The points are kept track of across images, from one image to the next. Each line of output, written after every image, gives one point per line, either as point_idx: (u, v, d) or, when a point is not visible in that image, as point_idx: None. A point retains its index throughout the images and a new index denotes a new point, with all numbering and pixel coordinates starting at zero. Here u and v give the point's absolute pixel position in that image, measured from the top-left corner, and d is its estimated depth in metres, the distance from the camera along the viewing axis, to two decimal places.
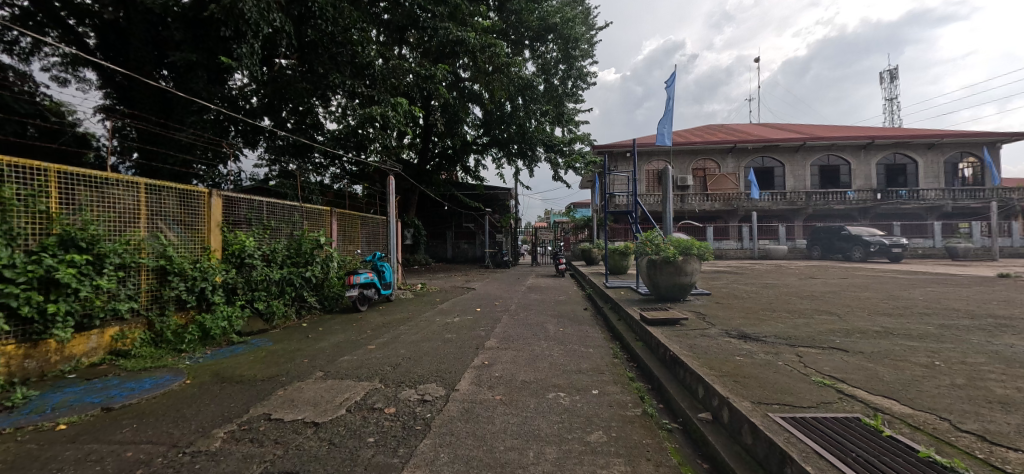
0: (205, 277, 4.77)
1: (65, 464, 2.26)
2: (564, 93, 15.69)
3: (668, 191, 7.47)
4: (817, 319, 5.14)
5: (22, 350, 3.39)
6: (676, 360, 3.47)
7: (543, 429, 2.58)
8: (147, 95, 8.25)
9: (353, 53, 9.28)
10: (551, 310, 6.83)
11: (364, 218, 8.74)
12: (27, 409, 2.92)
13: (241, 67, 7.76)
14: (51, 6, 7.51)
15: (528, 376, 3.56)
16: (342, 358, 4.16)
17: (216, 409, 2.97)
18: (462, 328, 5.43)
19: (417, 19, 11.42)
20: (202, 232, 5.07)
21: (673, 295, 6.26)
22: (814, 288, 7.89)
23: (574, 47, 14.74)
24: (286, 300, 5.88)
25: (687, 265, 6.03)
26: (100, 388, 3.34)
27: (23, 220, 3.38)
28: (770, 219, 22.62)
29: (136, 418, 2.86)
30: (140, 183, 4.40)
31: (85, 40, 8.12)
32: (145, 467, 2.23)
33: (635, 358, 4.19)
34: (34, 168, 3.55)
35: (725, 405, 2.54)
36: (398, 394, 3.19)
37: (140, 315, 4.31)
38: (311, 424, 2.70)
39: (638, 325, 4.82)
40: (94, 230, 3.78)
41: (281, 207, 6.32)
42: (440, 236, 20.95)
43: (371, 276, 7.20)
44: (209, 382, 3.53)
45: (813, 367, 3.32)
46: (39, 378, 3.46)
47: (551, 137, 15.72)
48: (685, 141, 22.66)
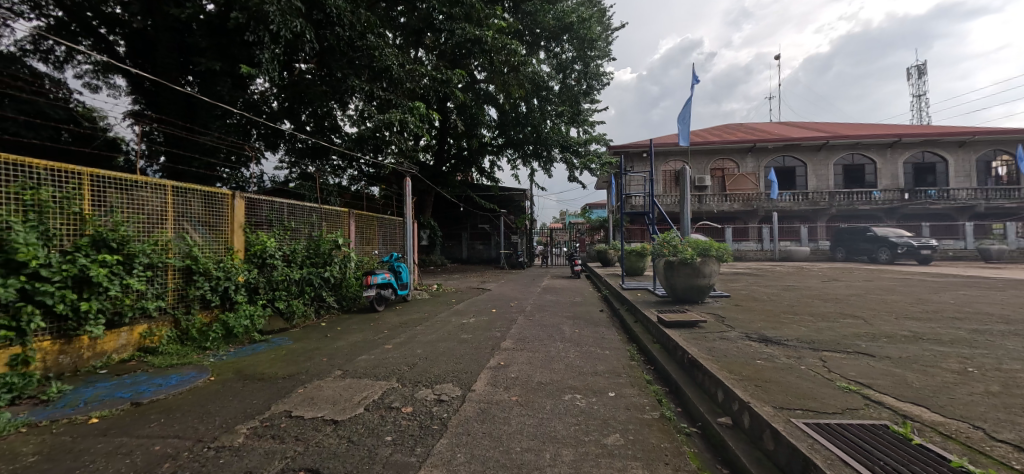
0: (228, 276, 4.91)
1: (97, 457, 2.35)
2: (579, 93, 15.60)
3: (686, 191, 7.36)
4: (841, 323, 4.99)
5: (57, 346, 3.53)
6: (695, 363, 3.42)
7: (559, 431, 2.57)
8: (174, 100, 8.52)
9: (371, 57, 9.38)
10: (567, 311, 6.81)
11: (381, 219, 8.84)
12: (61, 403, 3.04)
13: (263, 73, 7.93)
14: (83, 15, 7.91)
15: (543, 377, 3.55)
16: (360, 357, 4.22)
17: (239, 405, 3.04)
18: (478, 329, 5.44)
19: (433, 22, 11.42)
20: (225, 233, 5.21)
21: (691, 297, 6.16)
22: (839, 291, 7.67)
23: (590, 46, 14.67)
24: (305, 299, 5.99)
25: (706, 267, 5.93)
26: (129, 383, 3.46)
27: (58, 221, 3.53)
28: (791, 220, 22.11)
29: (163, 413, 2.95)
30: (168, 185, 4.55)
31: (116, 48, 8.56)
32: (173, 460, 2.30)
33: (652, 361, 4.14)
34: (68, 172, 3.70)
35: (746, 409, 2.49)
36: (415, 393, 3.22)
37: (167, 313, 4.45)
38: (330, 422, 2.75)
39: (655, 328, 4.76)
40: (124, 231, 3.92)
41: (301, 209, 6.46)
42: (456, 237, 21.07)
43: (387, 277, 7.29)
44: (233, 379, 3.62)
45: (838, 372, 3.23)
46: (72, 373, 3.61)
47: (566, 138, 15.66)
48: (703, 141, 22.30)
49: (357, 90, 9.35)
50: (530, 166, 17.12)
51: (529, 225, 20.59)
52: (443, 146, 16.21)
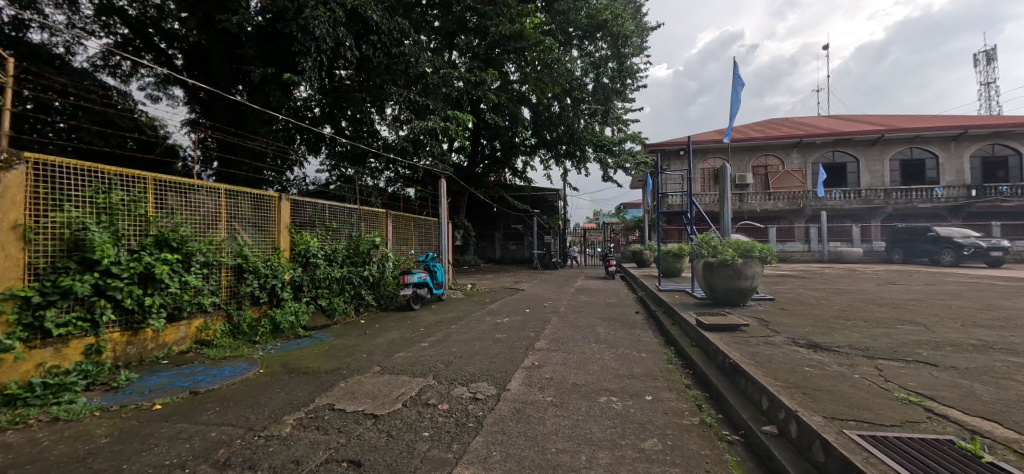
0: (275, 274, 5.18)
1: (161, 441, 2.53)
2: (613, 91, 15.36)
3: (726, 190, 7.08)
4: (900, 329, 4.65)
5: (125, 338, 3.83)
6: (737, 369, 3.28)
7: (595, 433, 2.53)
8: (225, 108, 9.07)
9: (408, 62, 9.63)
10: (601, 312, 6.71)
11: (417, 220, 9.03)
12: (129, 390, 3.31)
13: (306, 80, 8.30)
14: (145, 32, 8.56)
15: (579, 379, 3.52)
16: (397, 354, 4.33)
17: (285, 397, 3.19)
18: (512, 328, 5.47)
19: (466, 24, 11.87)
20: (273, 233, 5.50)
21: (732, 299, 5.92)
22: (898, 295, 7.14)
23: (624, 43, 14.42)
24: (345, 297, 6.22)
25: (748, 268, 5.69)
26: (188, 373, 3.71)
27: (127, 223, 3.82)
28: (841, 219, 20.84)
29: (218, 402, 3.14)
30: (221, 189, 4.83)
31: (174, 61, 9.25)
32: (227, 447, 2.44)
33: (690, 365, 4.02)
34: (135, 177, 3.99)
35: (794, 418, 2.36)
36: (451, 391, 3.27)
37: (221, 309, 4.74)
38: (370, 416, 2.84)
39: (694, 331, 4.62)
40: (183, 231, 4.20)
41: (341, 210, 6.72)
42: (489, 237, 21.24)
43: (423, 276, 7.46)
44: (280, 372, 3.81)
45: (896, 382, 3.01)
46: (138, 362, 3.90)
47: (600, 137, 15.43)
48: (744, 137, 21.36)
49: (395, 94, 9.60)
50: (563, 166, 16.97)
51: (562, 225, 20.46)
52: (477, 146, 16.37)
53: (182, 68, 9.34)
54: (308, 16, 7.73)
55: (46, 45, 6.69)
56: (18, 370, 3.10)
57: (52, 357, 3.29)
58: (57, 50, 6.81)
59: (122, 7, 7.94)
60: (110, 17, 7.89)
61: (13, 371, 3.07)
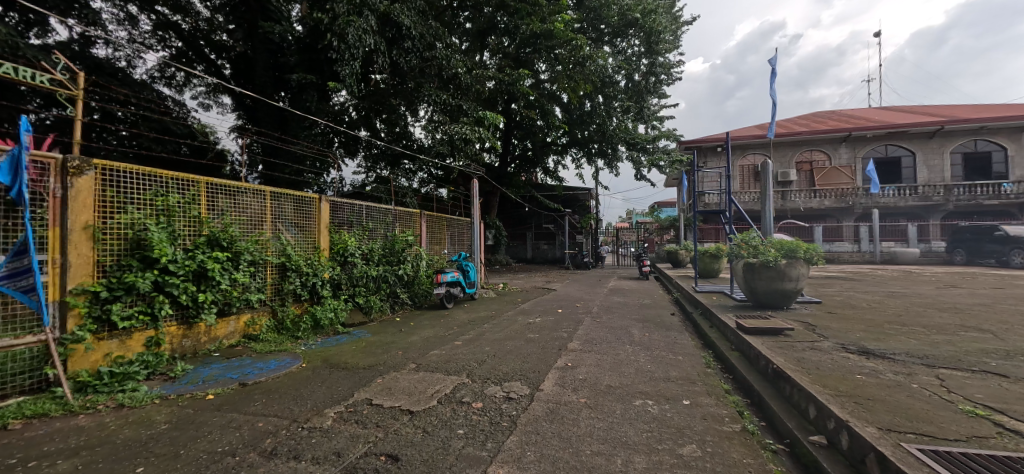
0: (315, 273, 5.39)
1: (214, 428, 2.69)
2: (647, 88, 15.02)
3: (768, 187, 6.77)
4: (963, 336, 4.30)
5: (181, 331, 4.09)
6: (781, 375, 3.13)
7: (630, 437, 2.49)
8: (270, 114, 9.56)
9: (440, 66, 9.80)
10: (635, 314, 6.57)
11: (450, 219, 9.13)
12: (185, 380, 3.53)
13: (345, 87, 8.61)
14: (197, 44, 9.23)
15: (613, 381, 3.46)
16: (432, 351, 4.42)
17: (326, 391, 3.32)
18: (544, 329, 5.45)
19: (497, 24, 11.82)
20: (314, 233, 5.71)
21: (775, 301, 5.65)
22: (962, 299, 6.59)
23: (657, 39, 14.11)
24: (381, 295, 6.42)
25: (792, 269, 5.42)
26: (237, 366, 3.92)
27: (182, 223, 4.07)
28: (895, 218, 19.51)
29: (264, 393, 3.31)
30: (266, 190, 5.06)
31: (223, 70, 9.80)
32: (273, 437, 2.55)
33: (730, 369, 3.88)
34: (189, 180, 4.23)
35: (845, 428, 2.23)
36: (484, 389, 3.29)
37: (266, 305, 4.98)
38: (406, 412, 2.90)
39: (734, 334, 4.45)
40: (232, 231, 4.43)
41: (378, 210, 6.92)
42: (521, 237, 21.26)
43: (456, 275, 7.54)
44: (321, 367, 3.96)
45: (961, 393, 2.78)
46: (193, 354, 4.17)
47: (633, 135, 15.13)
48: (787, 132, 20.34)
49: (428, 98, 9.77)
50: (595, 164, 16.75)
51: (595, 225, 20.21)
52: (508, 146, 16.41)
53: (230, 78, 9.91)
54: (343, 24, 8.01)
55: (111, 59, 7.28)
56: (89, 359, 3.37)
57: (117, 348, 3.56)
58: (120, 64, 7.40)
59: (176, 22, 8.68)
60: (167, 32, 8.59)
61: (84, 360, 3.34)
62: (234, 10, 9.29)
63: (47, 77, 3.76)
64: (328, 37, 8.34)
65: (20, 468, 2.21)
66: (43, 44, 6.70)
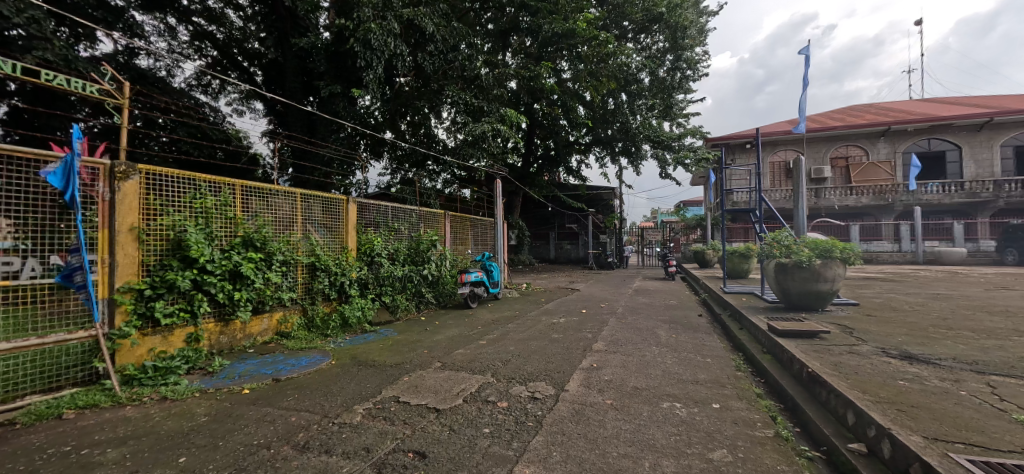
0: (343, 273, 5.54)
1: (251, 422, 2.79)
2: (673, 84, 14.72)
3: (802, 184, 6.52)
4: (1019, 342, 4.03)
5: (218, 327, 4.27)
6: (816, 379, 3.02)
7: (658, 440, 2.44)
8: (300, 118, 9.88)
9: (463, 67, 9.90)
10: (662, 314, 6.45)
11: (473, 220, 9.18)
12: (222, 375, 3.69)
13: (369, 92, 8.82)
14: (231, 52, 9.74)
15: (639, 383, 3.41)
16: (457, 350, 4.46)
17: (355, 388, 3.40)
18: (569, 329, 5.43)
19: (519, 24, 12.12)
20: (342, 233, 5.86)
21: (809, 303, 5.44)
22: (1018, 302, 6.17)
23: (683, 35, 13.81)
24: (406, 295, 6.54)
25: (827, 270, 5.20)
26: (270, 362, 4.06)
27: (219, 225, 4.25)
28: (940, 215, 18.46)
29: (296, 389, 3.41)
30: (296, 193, 5.22)
31: (255, 77, 10.26)
32: (305, 431, 2.63)
33: (762, 373, 3.76)
34: (225, 184, 4.41)
35: (887, 437, 2.13)
36: (509, 389, 3.30)
37: (297, 304, 5.13)
38: (433, 409, 2.94)
39: (766, 337, 4.31)
40: (265, 232, 4.59)
41: (403, 211, 7.05)
42: (544, 237, 21.19)
43: (480, 275, 7.60)
44: (349, 364, 4.06)
45: (1014, 402, 2.61)
46: (229, 350, 4.34)
47: (658, 132, 14.88)
48: (821, 127, 19.54)
49: (451, 99, 9.87)
50: (619, 163, 16.58)
51: (618, 224, 19.97)
52: (531, 146, 16.43)
53: (262, 84, 10.39)
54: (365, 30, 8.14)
55: (152, 69, 7.67)
56: (135, 354, 3.56)
57: (160, 343, 3.75)
58: (160, 73, 7.78)
59: (212, 32, 9.22)
60: (202, 41, 9.07)
61: (130, 354, 3.53)
62: (265, 18, 9.72)
63: (96, 88, 3.96)
64: (352, 43, 8.50)
65: (74, 455, 2.35)
66: (93, 57, 7.12)
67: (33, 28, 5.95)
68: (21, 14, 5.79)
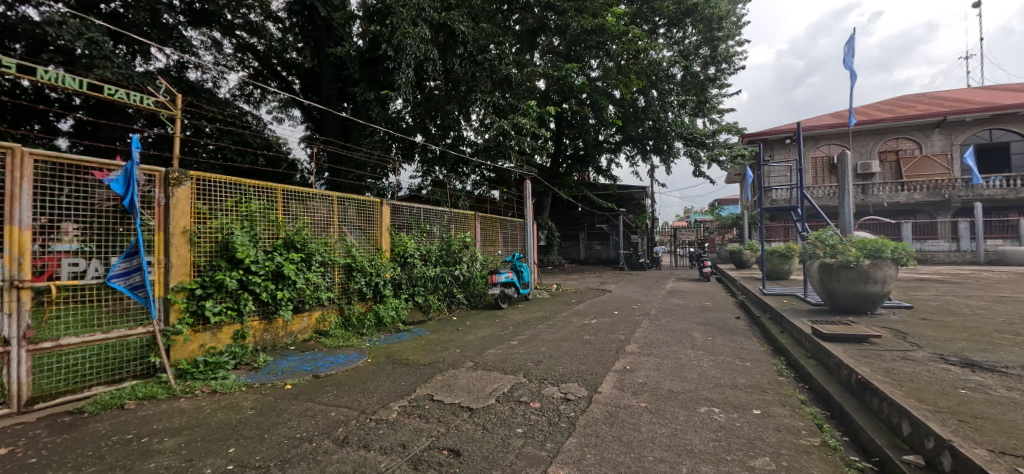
0: (378, 273, 5.71)
1: (294, 416, 2.92)
2: (706, 79, 14.39)
3: (847, 180, 6.20)
4: None
5: (262, 325, 4.47)
6: (866, 385, 2.86)
7: (695, 445, 2.38)
8: (335, 124, 10.26)
9: (491, 68, 9.96)
10: (696, 316, 6.27)
11: (503, 220, 9.21)
12: (267, 370, 3.87)
13: (401, 94, 9.01)
14: (270, 62, 10.24)
15: (675, 386, 3.33)
16: (489, 350, 4.50)
17: (391, 385, 3.50)
18: (601, 330, 5.37)
19: (548, 23, 12.06)
20: (376, 235, 6.02)
21: (857, 306, 5.16)
22: None
23: (718, 27, 13.40)
24: (437, 295, 6.67)
25: (878, 271, 4.92)
26: (310, 359, 4.22)
27: (263, 227, 4.45)
28: (1003, 212, 17.07)
29: (334, 385, 3.54)
30: (333, 196, 5.40)
31: (292, 85, 10.75)
32: (344, 426, 2.72)
33: (806, 378, 3.60)
34: (267, 189, 4.61)
35: (947, 448, 1.99)
36: (541, 390, 3.30)
37: (335, 303, 5.32)
38: (466, 408, 2.98)
39: (810, 341, 4.11)
40: (305, 233, 4.77)
41: (435, 212, 7.17)
42: (573, 237, 21.03)
43: (511, 276, 7.63)
44: (385, 362, 4.18)
45: None
46: (272, 347, 4.55)
47: (690, 129, 14.48)
48: (867, 119, 18.44)
49: (481, 100, 9.97)
50: (650, 161, 16.27)
51: (650, 224, 19.58)
52: (560, 146, 16.37)
53: (300, 92, 10.84)
54: (399, 35, 8.36)
55: (200, 81, 8.15)
56: (187, 349, 3.79)
57: (210, 339, 3.98)
58: (207, 85, 8.26)
59: (253, 44, 9.72)
60: (245, 53, 9.60)
61: (183, 349, 3.76)
62: (302, 29, 10.02)
63: (152, 100, 4.27)
64: (385, 49, 8.77)
65: (135, 443, 2.53)
66: (147, 71, 7.64)
67: (93, 49, 6.55)
68: (81, 37, 6.38)
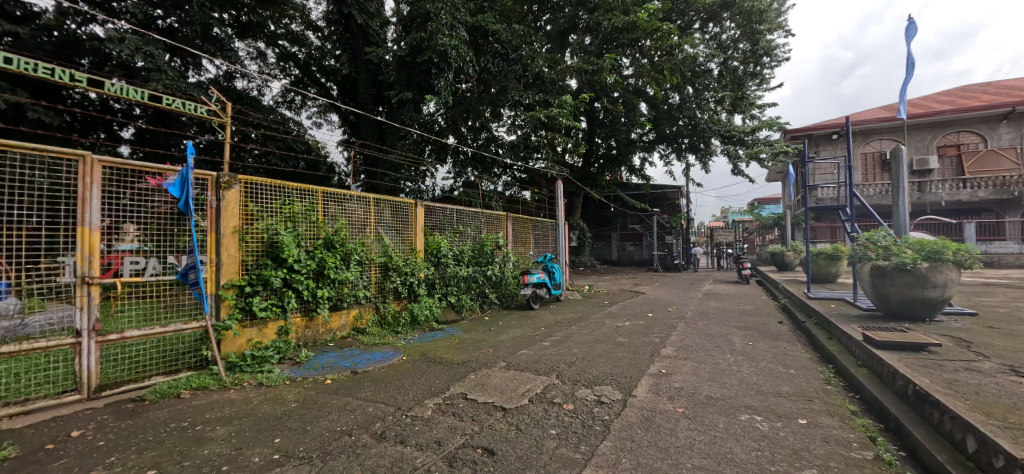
0: (413, 272, 5.85)
1: (334, 410, 3.04)
2: (745, 74, 13.82)
3: (903, 177, 5.81)
4: None
5: (303, 321, 4.68)
6: (925, 397, 2.68)
7: (736, 454, 2.30)
8: (371, 128, 10.58)
9: (524, 66, 10.02)
10: (736, 320, 6.05)
11: (535, 221, 9.20)
12: (309, 365, 4.04)
13: (440, 98, 9.13)
14: (311, 70, 10.83)
15: (713, 392, 3.23)
16: (521, 351, 4.52)
17: (425, 383, 3.58)
18: (635, 332, 5.27)
19: (579, 22, 11.98)
20: (411, 236, 6.16)
21: (914, 312, 4.82)
22: None
23: (758, 19, 12.91)
24: (470, 295, 6.75)
25: (937, 274, 4.58)
26: (348, 355, 4.38)
27: (305, 228, 4.65)
28: None
29: (372, 381, 3.66)
30: (370, 197, 5.56)
31: (330, 91, 11.23)
32: (381, 422, 2.81)
33: (856, 387, 3.41)
34: (308, 191, 4.80)
35: (1018, 468, 1.83)
36: (575, 392, 3.28)
37: (371, 302, 5.48)
38: (500, 408, 3.00)
39: (861, 349, 3.89)
40: (343, 234, 4.95)
41: (468, 214, 7.26)
42: (605, 238, 20.76)
43: (542, 276, 7.63)
44: (420, 360, 4.26)
45: None
46: (313, 343, 4.75)
47: (728, 127, 13.98)
48: (924, 111, 17.19)
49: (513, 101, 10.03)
50: (685, 160, 15.85)
51: (685, 225, 19.03)
52: (592, 146, 16.21)
53: (337, 97, 11.30)
54: (442, 42, 8.56)
55: (246, 90, 8.62)
56: (236, 343, 4.02)
57: (257, 334, 4.20)
58: (253, 93, 8.71)
59: (294, 53, 10.37)
60: (287, 62, 10.26)
61: (233, 343, 3.99)
62: (341, 37, 10.39)
63: (204, 109, 4.55)
64: (424, 54, 8.98)
65: (190, 430, 2.70)
66: (199, 81, 8.15)
67: (150, 62, 7.03)
68: (139, 52, 6.88)
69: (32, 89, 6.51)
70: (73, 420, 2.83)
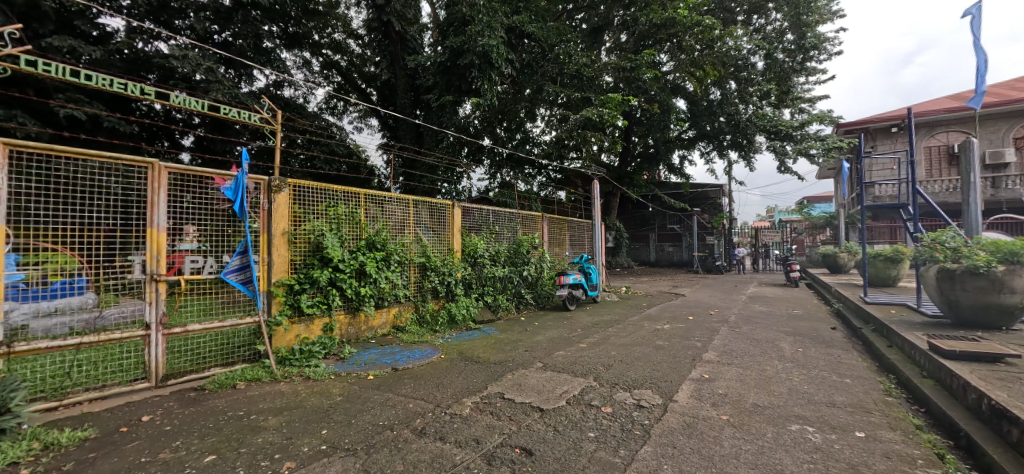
0: (450, 272, 5.97)
1: (376, 404, 3.16)
2: (792, 67, 13.14)
3: (975, 173, 5.33)
4: None
5: (347, 319, 4.88)
6: (1002, 413, 2.45)
7: (786, 466, 2.20)
8: (409, 131, 10.88)
9: (560, 65, 10.02)
10: (784, 325, 5.76)
11: (570, 221, 9.13)
12: (352, 361, 4.21)
13: (484, 99, 9.18)
14: (352, 76, 11.32)
15: (760, 399, 3.10)
16: (558, 352, 4.51)
17: (463, 381, 3.64)
18: (675, 336, 5.12)
19: (614, 19, 11.82)
20: (448, 236, 6.28)
21: (989, 320, 4.42)
22: None
23: (807, 9, 12.29)
24: (507, 295, 6.81)
25: (1016, 279, 4.17)
26: (389, 352, 4.52)
27: (348, 229, 4.84)
28: None
29: (411, 378, 3.76)
30: (409, 199, 5.72)
31: (370, 96, 11.66)
32: (421, 418, 2.89)
33: (920, 401, 3.16)
34: (352, 193, 4.99)
35: None
36: (613, 395, 3.24)
37: (410, 301, 5.64)
38: (537, 409, 3.01)
39: (926, 359, 3.60)
40: (384, 234, 5.12)
41: (504, 214, 7.30)
42: (642, 239, 20.29)
43: (579, 277, 7.56)
44: (457, 359, 4.35)
45: None
46: (356, 339, 4.95)
47: (775, 122, 13.31)
48: (999, 100, 15.67)
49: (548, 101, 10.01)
50: (727, 158, 15.24)
51: (727, 225, 18.29)
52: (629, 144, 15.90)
53: (377, 102, 11.70)
54: (482, 44, 8.63)
55: (293, 97, 9.08)
56: (286, 338, 4.25)
57: (305, 330, 4.43)
58: (299, 101, 9.17)
59: (336, 60, 10.94)
60: (330, 69, 10.90)
61: (283, 338, 4.23)
62: (380, 44, 10.76)
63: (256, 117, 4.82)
64: (461, 58, 9.13)
65: (246, 419, 2.88)
66: (251, 91, 8.65)
67: (208, 75, 7.55)
68: (199, 65, 7.41)
69: (106, 102, 7.16)
70: (143, 405, 3.10)
